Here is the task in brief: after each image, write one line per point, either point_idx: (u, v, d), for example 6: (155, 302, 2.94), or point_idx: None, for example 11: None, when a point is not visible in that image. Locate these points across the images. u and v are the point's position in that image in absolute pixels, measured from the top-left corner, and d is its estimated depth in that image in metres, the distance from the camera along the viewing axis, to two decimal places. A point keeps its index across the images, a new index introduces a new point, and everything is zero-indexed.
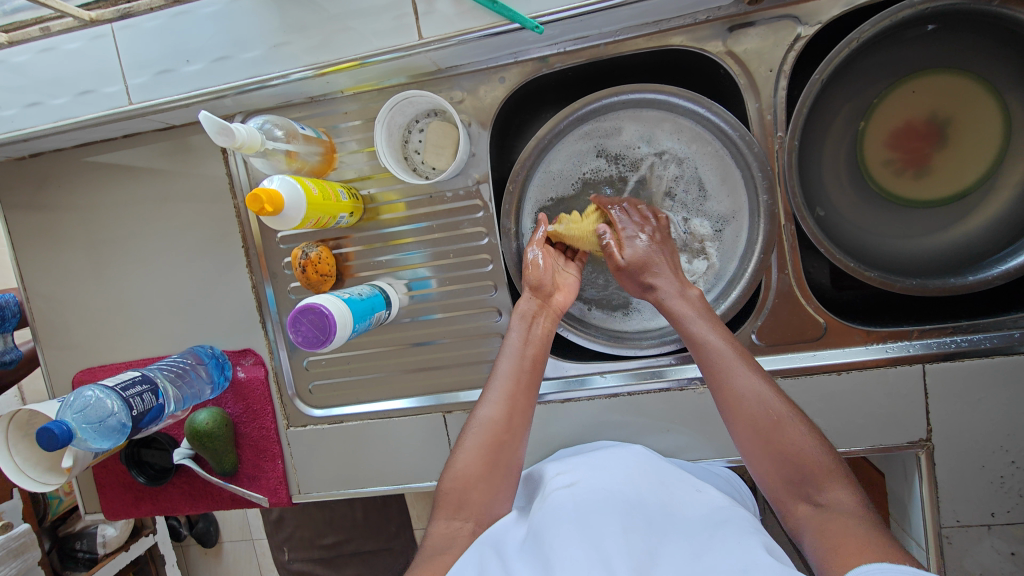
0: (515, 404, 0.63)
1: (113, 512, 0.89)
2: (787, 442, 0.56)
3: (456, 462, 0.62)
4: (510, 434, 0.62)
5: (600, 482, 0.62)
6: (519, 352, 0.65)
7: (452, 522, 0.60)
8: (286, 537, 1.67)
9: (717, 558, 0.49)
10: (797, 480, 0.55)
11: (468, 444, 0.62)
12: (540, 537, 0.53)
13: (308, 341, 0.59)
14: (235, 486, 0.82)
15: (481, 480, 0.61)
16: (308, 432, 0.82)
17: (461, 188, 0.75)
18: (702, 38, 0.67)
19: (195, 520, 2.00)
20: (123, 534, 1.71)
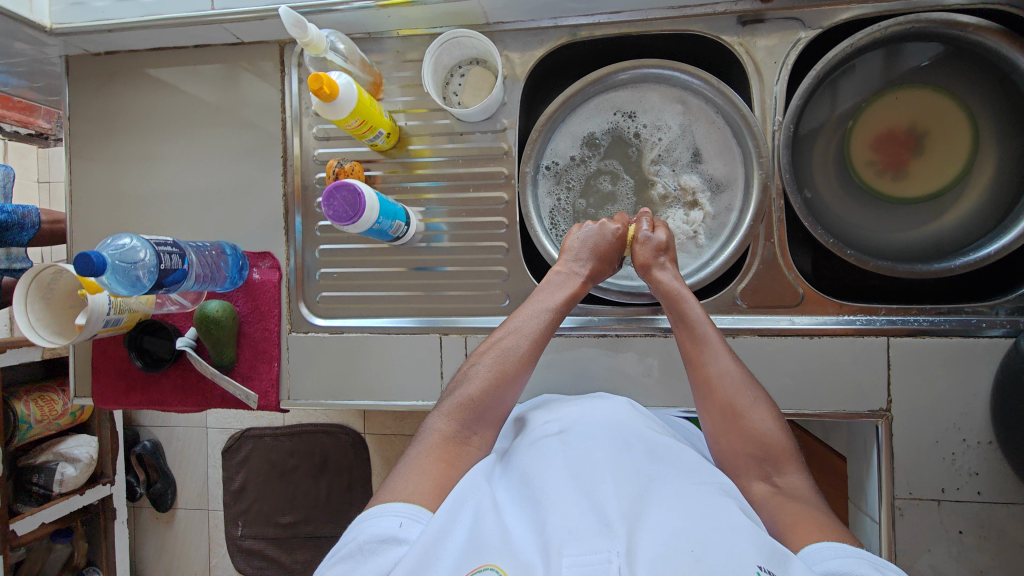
0: (538, 349, 0.71)
1: (103, 399, 0.91)
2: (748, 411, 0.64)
3: (476, 379, 0.68)
4: (526, 368, 0.70)
5: (591, 429, 0.65)
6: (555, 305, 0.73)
7: (454, 432, 0.64)
8: (244, 510, 1.91)
9: (704, 512, 0.51)
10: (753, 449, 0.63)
11: (486, 366, 0.69)
12: (534, 479, 0.57)
13: (337, 216, 0.65)
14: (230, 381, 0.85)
15: (495, 398, 0.67)
16: (308, 338, 0.86)
17: (489, 131, 0.83)
18: (718, 27, 0.77)
19: (154, 481, 1.96)
20: (81, 476, 1.69)
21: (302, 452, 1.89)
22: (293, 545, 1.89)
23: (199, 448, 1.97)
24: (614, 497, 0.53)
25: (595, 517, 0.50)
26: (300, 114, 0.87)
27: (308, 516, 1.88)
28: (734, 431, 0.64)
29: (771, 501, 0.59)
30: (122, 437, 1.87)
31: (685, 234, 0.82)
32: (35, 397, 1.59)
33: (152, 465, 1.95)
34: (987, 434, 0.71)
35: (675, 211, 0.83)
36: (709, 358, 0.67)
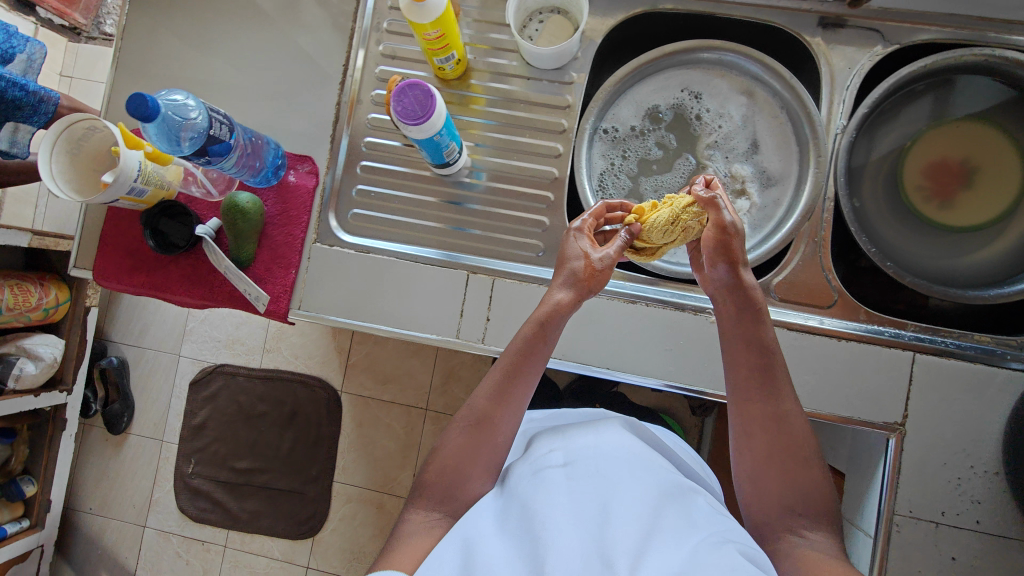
0: (499, 407, 0.66)
1: (103, 275, 0.87)
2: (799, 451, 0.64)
3: (446, 451, 0.66)
4: (492, 427, 0.66)
5: (594, 460, 0.66)
6: (516, 363, 0.66)
7: (431, 512, 0.64)
8: (200, 448, 1.85)
9: (701, 560, 0.52)
10: (795, 496, 0.63)
11: (455, 438, 0.67)
12: (536, 511, 0.58)
13: (405, 114, 0.63)
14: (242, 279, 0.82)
15: (465, 464, 0.66)
16: (331, 252, 0.83)
17: (556, 81, 0.83)
18: (801, 25, 0.79)
19: (111, 401, 1.88)
20: (40, 377, 1.61)
21: (273, 399, 1.84)
22: (244, 494, 1.82)
23: (166, 376, 1.89)
24: (614, 542, 0.55)
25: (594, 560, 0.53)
26: (371, 29, 0.86)
27: (267, 465, 1.83)
28: (776, 477, 0.64)
29: (797, 557, 0.59)
30: (90, 347, 1.79)
31: None
32: (13, 285, 1.54)
33: (114, 384, 1.87)
34: (994, 465, 0.71)
35: None
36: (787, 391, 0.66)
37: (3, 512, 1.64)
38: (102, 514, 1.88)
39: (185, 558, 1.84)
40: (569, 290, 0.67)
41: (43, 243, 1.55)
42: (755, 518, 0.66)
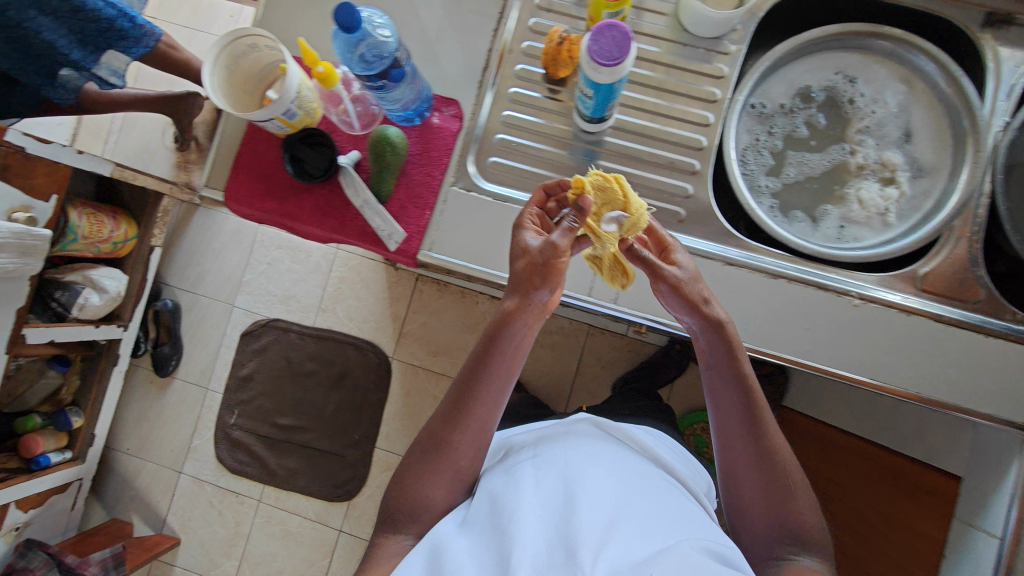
0: (452, 424, 0.73)
1: (233, 197, 0.86)
2: (780, 471, 0.71)
3: (415, 475, 0.74)
4: (454, 447, 0.73)
5: (560, 456, 0.75)
6: (461, 391, 0.73)
7: (401, 537, 0.73)
8: (244, 401, 1.85)
9: (659, 557, 0.59)
10: (763, 500, 0.72)
11: (421, 468, 0.74)
12: (507, 505, 0.67)
13: (600, 54, 0.63)
14: (380, 213, 0.82)
15: (432, 481, 0.73)
16: (469, 196, 0.83)
17: (711, 50, 0.83)
18: (970, 17, 0.78)
19: (161, 344, 1.87)
20: (101, 309, 1.60)
21: (323, 359, 1.84)
22: (284, 450, 1.82)
23: (217, 325, 1.89)
24: (581, 526, 0.62)
25: (562, 553, 0.60)
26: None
27: (310, 424, 1.83)
28: (748, 483, 0.73)
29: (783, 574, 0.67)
30: (148, 287, 1.79)
31: (877, 208, 0.82)
32: (89, 213, 1.51)
33: (165, 327, 1.87)
34: None
35: (869, 184, 0.83)
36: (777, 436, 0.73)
37: (49, 441, 1.63)
38: (139, 456, 1.88)
39: (218, 508, 1.83)
40: (513, 296, 0.73)
41: (123, 175, 1.54)
42: (750, 545, 0.73)
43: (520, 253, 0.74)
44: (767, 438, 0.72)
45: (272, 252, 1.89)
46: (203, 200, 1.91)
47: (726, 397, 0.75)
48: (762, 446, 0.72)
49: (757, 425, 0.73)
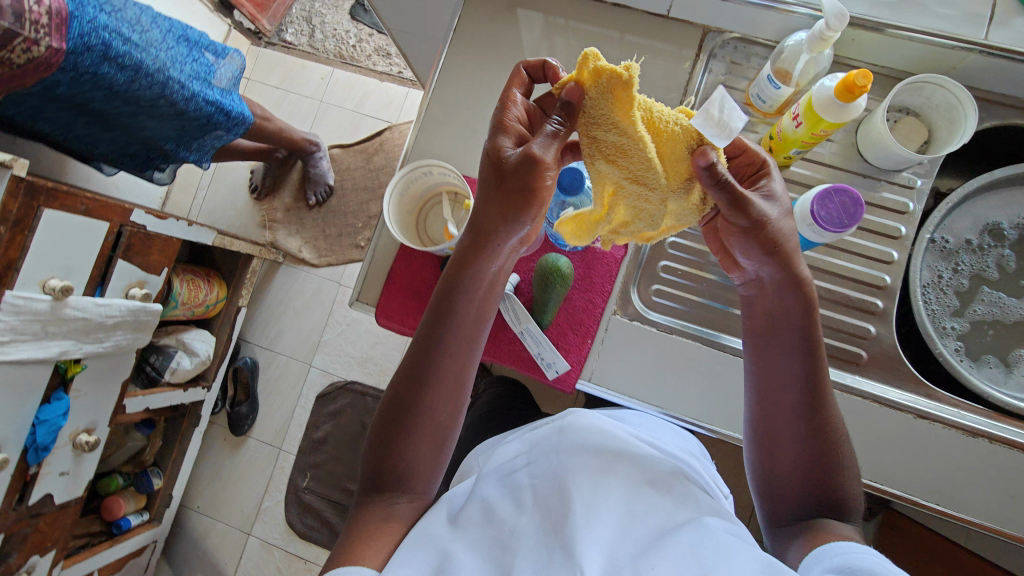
0: (428, 360, 0.69)
1: (384, 314, 0.85)
2: (821, 440, 0.65)
3: (390, 415, 0.69)
4: (437, 389, 0.69)
5: (551, 460, 0.64)
6: (427, 338, 0.69)
7: (393, 504, 0.66)
8: (317, 464, 1.82)
9: (665, 547, 0.51)
10: (801, 469, 0.66)
11: (396, 415, 0.69)
12: (493, 505, 0.60)
13: (829, 219, 0.65)
14: (541, 341, 0.79)
15: (418, 431, 0.68)
16: (633, 326, 0.80)
17: (895, 183, 0.80)
18: None
19: (239, 402, 1.87)
20: (191, 372, 1.60)
21: None
22: None
23: (294, 384, 1.88)
24: (564, 510, 0.56)
25: (555, 550, 0.52)
26: (698, 108, 0.87)
27: None
28: (791, 462, 0.67)
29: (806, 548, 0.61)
30: (232, 347, 1.80)
31: None
32: (187, 280, 1.53)
33: (244, 385, 1.87)
34: None
35: None
36: (786, 355, 0.69)
37: (129, 503, 1.62)
38: (209, 514, 1.86)
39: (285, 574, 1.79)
40: (513, 223, 0.66)
41: (222, 241, 1.57)
42: (776, 509, 0.68)
43: (490, 158, 0.64)
44: (822, 408, 0.66)
45: (352, 313, 1.89)
46: (287, 258, 1.93)
47: (774, 363, 0.69)
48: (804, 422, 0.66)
49: (797, 398, 0.67)
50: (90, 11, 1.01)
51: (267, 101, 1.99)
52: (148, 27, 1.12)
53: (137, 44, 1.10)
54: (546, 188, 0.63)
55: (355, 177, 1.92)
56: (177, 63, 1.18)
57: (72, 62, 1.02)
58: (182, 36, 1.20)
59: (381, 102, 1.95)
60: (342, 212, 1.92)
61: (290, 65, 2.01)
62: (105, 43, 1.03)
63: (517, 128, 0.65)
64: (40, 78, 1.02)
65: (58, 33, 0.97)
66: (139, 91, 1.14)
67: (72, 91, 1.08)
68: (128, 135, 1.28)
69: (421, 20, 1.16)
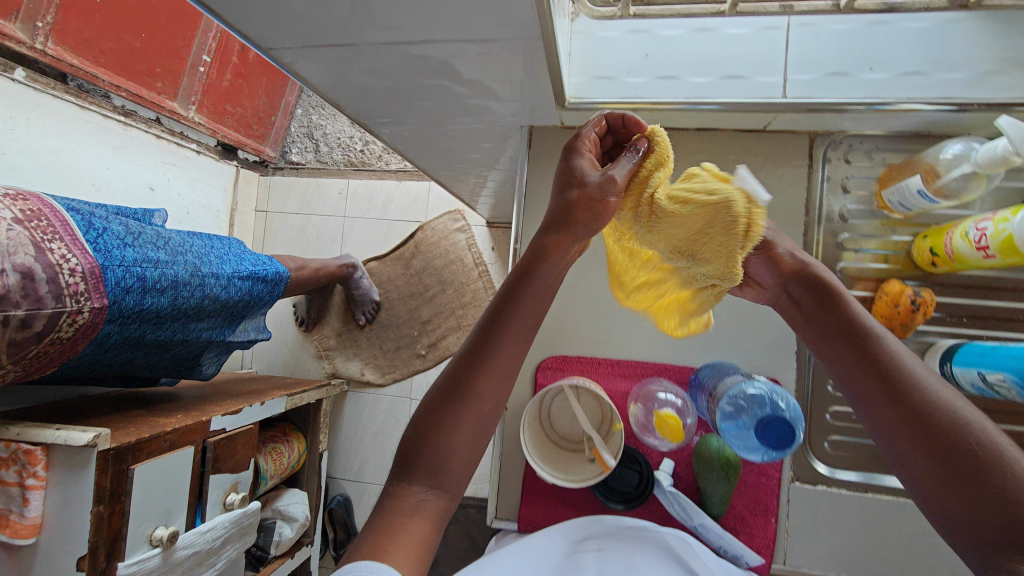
0: (482, 360, 0.58)
1: (529, 528, 0.77)
2: (940, 420, 0.45)
3: (440, 414, 0.57)
4: (486, 386, 0.58)
5: (631, 557, 0.60)
6: (485, 326, 0.60)
7: (413, 487, 0.54)
8: None
9: None
10: (934, 466, 0.44)
11: (448, 419, 0.57)
12: None
13: None
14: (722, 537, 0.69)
15: (455, 431, 0.57)
16: (819, 491, 0.71)
17: None
18: None
19: (341, 542, 1.81)
20: (293, 538, 1.55)
21: None
22: None
23: None
24: None
25: None
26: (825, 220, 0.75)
27: None
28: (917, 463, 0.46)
29: None
30: (322, 492, 1.74)
31: None
32: (269, 450, 1.48)
33: (342, 523, 1.81)
34: None
35: None
36: (839, 341, 0.54)
37: None
38: None
39: None
40: (557, 235, 0.58)
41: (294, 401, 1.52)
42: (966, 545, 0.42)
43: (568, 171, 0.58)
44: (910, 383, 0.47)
45: None
46: (351, 384, 1.87)
47: (839, 364, 0.53)
48: (902, 400, 0.47)
49: (887, 376, 0.49)
50: (118, 253, 1.00)
51: (291, 228, 1.93)
52: (168, 240, 1.12)
53: (168, 262, 1.09)
54: (604, 201, 0.55)
55: (399, 286, 1.84)
56: (203, 263, 1.18)
57: (117, 309, 0.99)
58: (193, 235, 1.22)
59: (405, 202, 1.87)
60: (394, 325, 1.85)
61: (304, 186, 1.95)
62: (140, 275, 1.02)
63: (589, 160, 0.59)
64: (91, 338, 0.98)
65: (97, 292, 0.94)
66: (184, 303, 1.12)
67: (124, 335, 1.04)
68: (141, 346, 1.11)
69: (461, 156, 1.07)
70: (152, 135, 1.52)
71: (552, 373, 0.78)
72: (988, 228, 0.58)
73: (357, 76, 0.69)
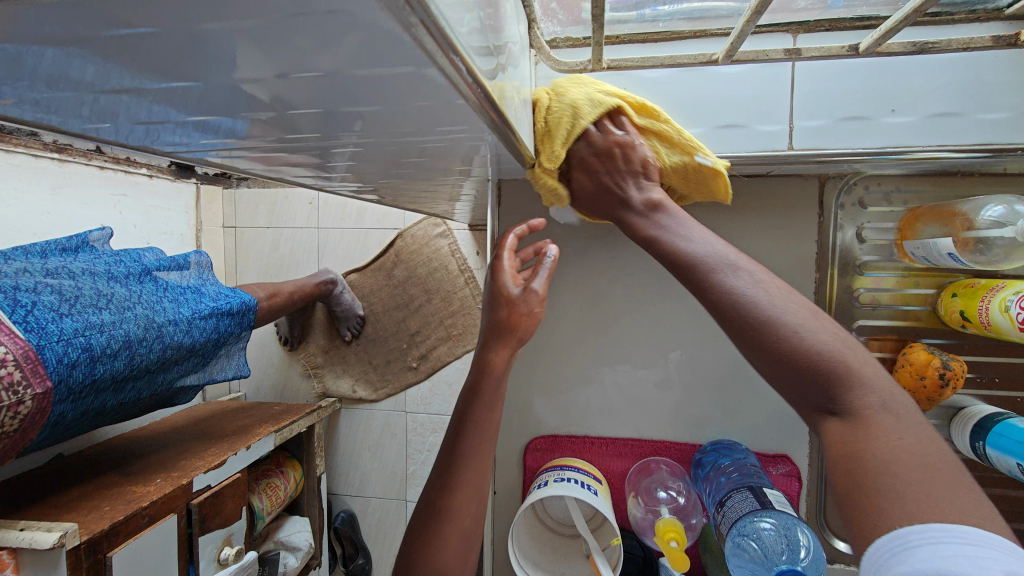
0: (452, 476, 0.56)
1: None
2: (810, 362, 0.44)
3: (431, 533, 0.55)
4: (469, 499, 0.56)
5: None
6: (452, 445, 0.57)
7: None
8: None
9: None
10: (815, 397, 0.45)
11: (440, 542, 0.55)
12: None
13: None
14: None
15: (451, 546, 0.55)
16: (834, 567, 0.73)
17: None
18: None
19: (351, 557, 1.80)
20: (300, 566, 1.52)
21: None
22: None
23: (397, 524, 1.80)
24: None
25: None
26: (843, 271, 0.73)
27: None
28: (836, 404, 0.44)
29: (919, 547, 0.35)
30: (325, 513, 1.72)
31: None
32: (264, 486, 1.44)
33: (349, 539, 1.79)
34: None
35: None
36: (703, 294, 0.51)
37: None
38: None
39: None
40: (501, 345, 0.57)
41: (283, 434, 1.44)
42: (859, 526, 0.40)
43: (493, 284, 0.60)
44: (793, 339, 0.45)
45: (429, 437, 1.75)
46: (344, 401, 1.81)
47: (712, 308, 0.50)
48: (749, 330, 0.46)
49: (756, 314, 0.46)
50: (53, 325, 0.80)
51: (264, 244, 1.83)
52: (110, 292, 0.92)
53: (115, 320, 0.90)
54: (533, 312, 0.56)
55: (383, 298, 1.76)
56: (157, 309, 0.99)
57: (67, 388, 0.81)
58: (139, 274, 1.02)
59: (380, 212, 1.75)
60: (382, 338, 1.78)
61: (272, 197, 1.82)
62: (87, 345, 0.83)
63: (511, 276, 0.60)
64: (44, 423, 0.80)
65: (37, 376, 0.76)
66: (144, 361, 0.94)
67: (81, 410, 0.87)
68: (103, 413, 0.94)
69: (431, 194, 0.98)
70: (95, 167, 1.43)
71: (543, 455, 0.79)
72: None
73: (294, 157, 0.60)
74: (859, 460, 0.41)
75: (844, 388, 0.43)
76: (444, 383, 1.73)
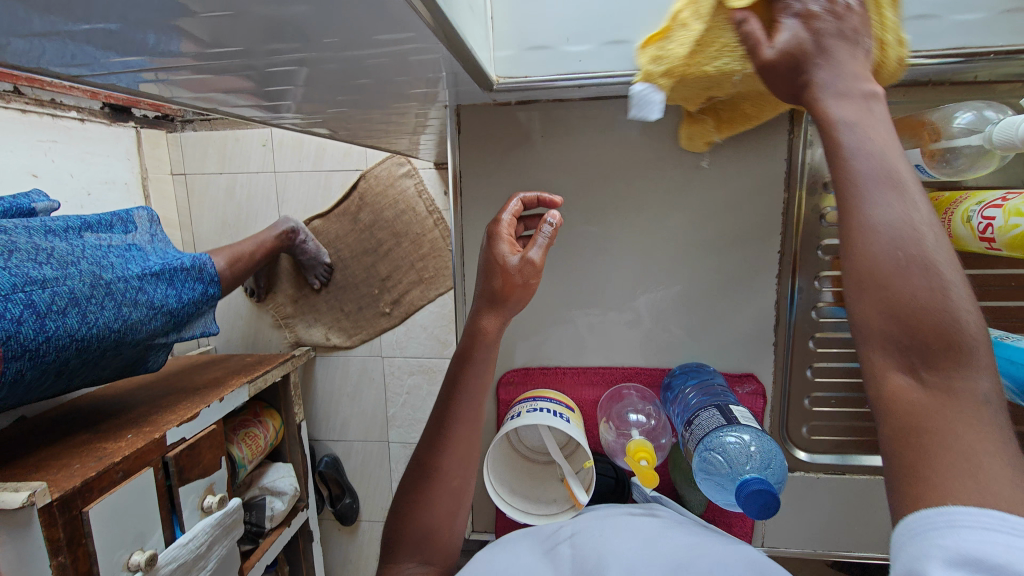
0: (439, 438, 0.60)
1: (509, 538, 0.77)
2: (928, 329, 0.32)
3: (423, 496, 0.59)
4: (460, 460, 0.60)
5: (608, 541, 0.54)
6: (439, 418, 0.61)
7: (411, 559, 0.57)
8: None
9: None
10: (909, 355, 0.33)
11: (431, 504, 0.59)
12: None
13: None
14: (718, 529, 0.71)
15: (446, 500, 0.59)
16: (794, 478, 0.76)
17: None
18: None
19: (338, 498, 1.85)
20: (287, 509, 1.55)
21: None
22: None
23: (380, 464, 1.85)
24: None
25: None
26: (815, 190, 0.68)
27: None
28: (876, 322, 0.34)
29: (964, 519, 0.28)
30: (309, 458, 1.74)
31: None
32: (242, 436, 1.44)
33: (334, 481, 1.83)
34: None
35: None
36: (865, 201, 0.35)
37: None
38: None
39: None
40: (492, 313, 0.59)
41: (257, 384, 1.42)
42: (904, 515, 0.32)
43: (490, 262, 0.60)
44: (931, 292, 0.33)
45: (407, 380, 1.77)
46: (318, 349, 1.80)
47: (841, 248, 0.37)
48: (869, 257, 0.35)
49: (889, 251, 0.34)
50: None
51: (218, 192, 1.73)
52: (48, 246, 0.85)
53: (58, 275, 0.82)
54: (527, 283, 0.58)
55: (349, 244, 1.71)
56: (103, 266, 0.91)
57: (17, 345, 0.75)
58: (80, 229, 0.94)
59: (339, 150, 1.66)
60: (352, 285, 1.74)
61: (221, 140, 1.70)
62: (29, 301, 0.77)
63: (508, 244, 0.60)
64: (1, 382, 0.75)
65: None
66: (101, 318, 0.87)
67: (39, 372, 0.81)
68: (71, 379, 0.89)
69: (388, 126, 0.92)
70: (16, 111, 1.32)
71: (514, 388, 0.78)
72: (995, 219, 0.52)
73: (227, 83, 0.54)
74: (937, 438, 0.31)
75: (955, 360, 0.32)
76: (419, 326, 1.73)
